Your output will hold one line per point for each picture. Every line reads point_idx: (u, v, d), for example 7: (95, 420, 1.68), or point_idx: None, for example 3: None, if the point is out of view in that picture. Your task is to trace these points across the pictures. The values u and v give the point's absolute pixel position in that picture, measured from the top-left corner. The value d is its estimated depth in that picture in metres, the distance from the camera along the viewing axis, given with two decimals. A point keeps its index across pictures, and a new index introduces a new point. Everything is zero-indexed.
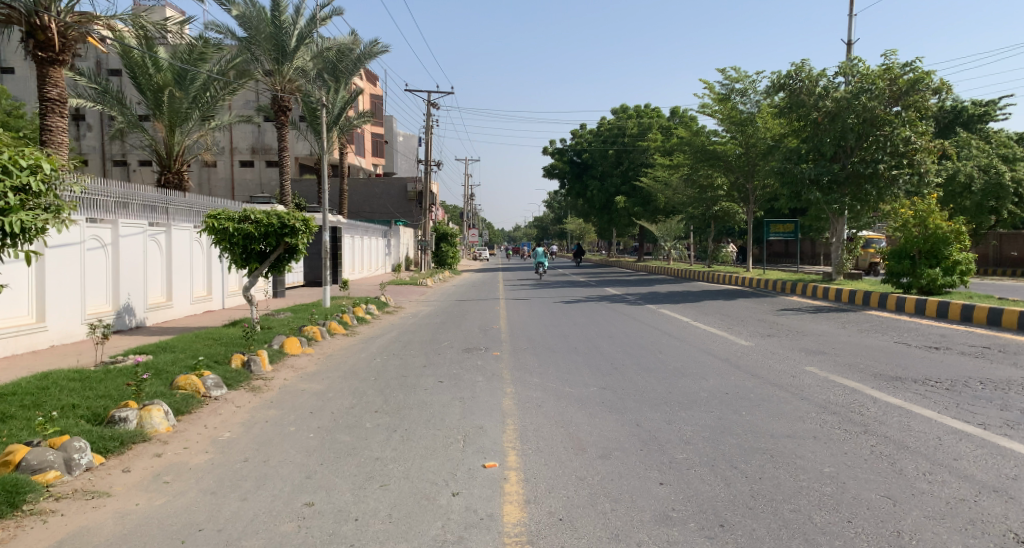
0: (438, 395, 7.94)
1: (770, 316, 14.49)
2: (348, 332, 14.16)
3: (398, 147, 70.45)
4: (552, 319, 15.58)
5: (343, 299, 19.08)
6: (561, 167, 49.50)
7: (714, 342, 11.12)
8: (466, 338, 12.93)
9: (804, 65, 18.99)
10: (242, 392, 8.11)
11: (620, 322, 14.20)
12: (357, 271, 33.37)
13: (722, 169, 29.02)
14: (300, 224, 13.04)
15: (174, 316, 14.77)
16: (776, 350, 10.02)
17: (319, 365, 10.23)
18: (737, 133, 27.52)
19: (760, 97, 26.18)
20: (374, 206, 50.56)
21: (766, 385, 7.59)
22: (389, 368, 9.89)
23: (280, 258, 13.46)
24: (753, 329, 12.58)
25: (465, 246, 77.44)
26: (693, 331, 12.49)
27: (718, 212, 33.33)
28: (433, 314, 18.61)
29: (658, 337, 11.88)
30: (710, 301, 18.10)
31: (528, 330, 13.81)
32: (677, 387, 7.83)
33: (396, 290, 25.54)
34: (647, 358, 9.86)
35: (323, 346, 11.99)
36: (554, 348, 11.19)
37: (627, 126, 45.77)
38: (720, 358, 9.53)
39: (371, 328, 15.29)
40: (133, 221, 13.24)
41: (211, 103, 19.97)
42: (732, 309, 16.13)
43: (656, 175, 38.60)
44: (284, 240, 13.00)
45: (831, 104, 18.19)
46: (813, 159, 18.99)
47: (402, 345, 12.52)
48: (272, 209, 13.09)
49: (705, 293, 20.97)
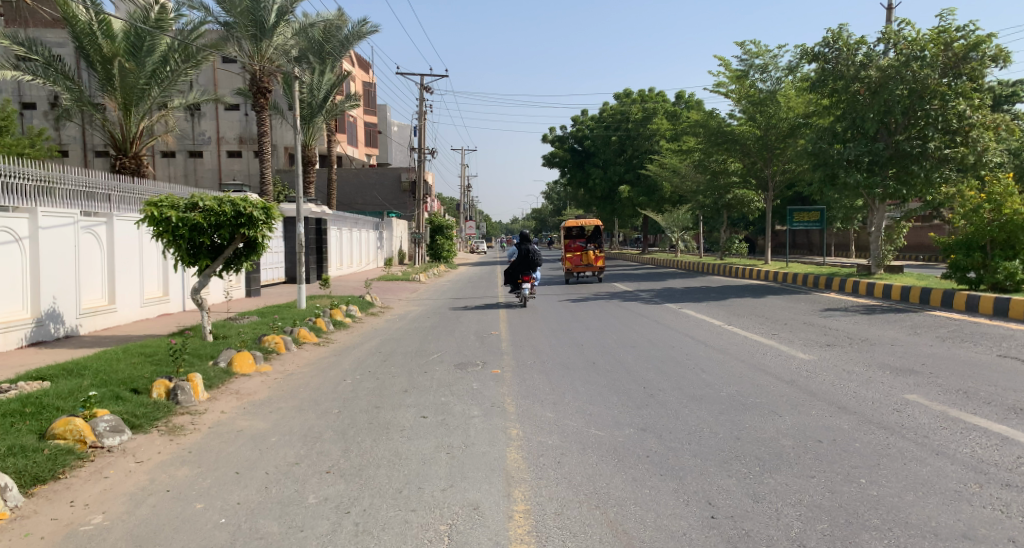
0: (418, 442, 5.85)
1: (816, 318, 12.45)
2: (321, 341, 12.01)
3: (392, 137, 68.14)
4: (558, 323, 13.47)
5: (322, 299, 16.98)
6: (562, 154, 47.23)
7: (765, 355, 9.03)
8: (461, 349, 10.80)
9: (842, 30, 17.69)
10: (153, 437, 6.00)
11: (640, 328, 12.09)
12: (345, 265, 31.26)
13: (737, 153, 26.87)
14: (258, 213, 10.96)
15: (119, 321, 12.63)
16: (851, 367, 7.97)
17: (272, 391, 8.12)
18: (755, 115, 25.49)
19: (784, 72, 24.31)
20: (366, 198, 48.38)
21: (871, 427, 5.54)
22: (361, 395, 7.75)
23: (238, 253, 11.44)
24: (802, 336, 10.49)
25: (462, 240, 75.37)
26: (732, 340, 10.39)
27: (732, 200, 31.27)
28: (425, 315, 16.53)
29: (693, 349, 9.78)
30: (737, 300, 16.09)
31: (533, 337, 11.72)
32: (745, 429, 5.76)
33: (384, 286, 23.45)
34: (689, 379, 7.80)
35: (285, 361, 9.87)
36: (568, 365, 9.09)
37: (630, 111, 43.63)
38: (783, 381, 7.44)
39: (349, 334, 13.18)
40: (62, 209, 11.10)
41: (170, 78, 18.03)
42: (767, 309, 14.10)
43: (663, 162, 36.62)
44: (240, 233, 10.94)
45: (877, 73, 16.87)
46: (853, 138, 17.67)
47: (382, 358, 10.39)
48: (226, 195, 10.99)
49: (728, 289, 18.88)
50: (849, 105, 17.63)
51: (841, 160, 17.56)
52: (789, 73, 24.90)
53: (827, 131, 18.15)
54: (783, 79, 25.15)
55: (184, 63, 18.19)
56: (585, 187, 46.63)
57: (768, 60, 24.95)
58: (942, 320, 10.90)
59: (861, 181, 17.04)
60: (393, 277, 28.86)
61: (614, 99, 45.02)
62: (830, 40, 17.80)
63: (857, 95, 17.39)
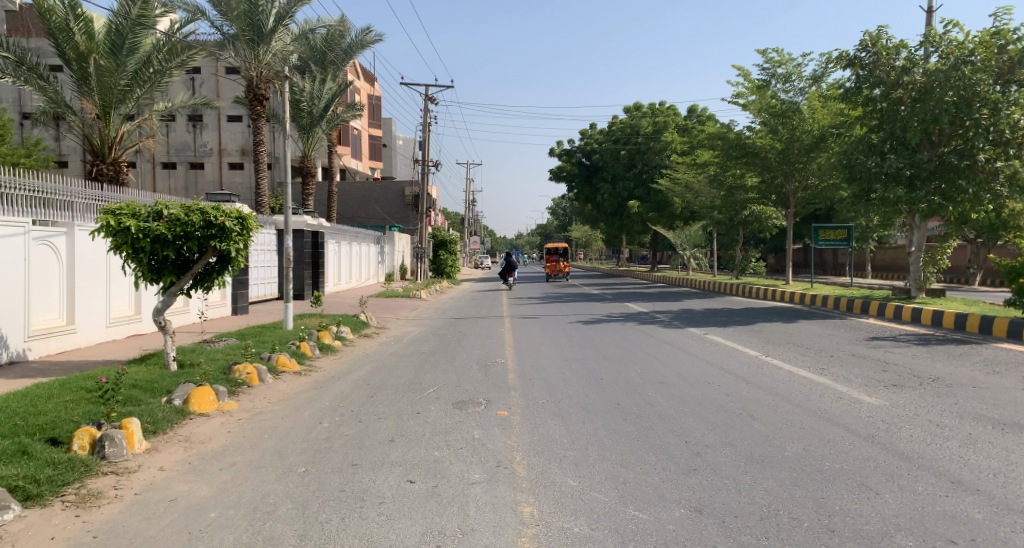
0: (404, 526, 4.43)
1: (863, 349, 11.02)
2: (304, 370, 10.59)
3: (396, 150, 66.86)
4: (571, 350, 12.06)
5: (312, 318, 15.57)
6: (570, 169, 45.93)
7: (821, 398, 7.62)
8: (461, 383, 9.36)
9: (878, 34, 16.40)
10: (52, 513, 4.60)
11: (667, 358, 10.64)
12: (343, 281, 29.90)
13: (756, 167, 25.45)
14: (232, 223, 9.63)
15: (79, 344, 11.22)
16: (936, 418, 6.56)
17: (231, 438, 6.69)
18: (777, 127, 24.11)
19: (810, 82, 22.93)
20: (369, 211, 47.09)
21: (1012, 518, 4.17)
22: (338, 447, 6.34)
23: (208, 269, 10.06)
24: (858, 371, 9.08)
25: (466, 255, 74.02)
26: (777, 376, 8.97)
27: (748, 217, 29.82)
28: (424, 338, 15.11)
29: (733, 387, 8.35)
30: (767, 325, 14.66)
31: (544, 368, 10.26)
32: (838, 515, 4.36)
33: (382, 304, 22.02)
34: (740, 430, 6.39)
35: (256, 397, 8.44)
36: (589, 407, 7.66)
37: (641, 125, 42.34)
38: (860, 436, 6.04)
39: (338, 360, 11.76)
40: (10, 217, 9.72)
41: (154, 79, 16.78)
42: (804, 337, 12.67)
43: (675, 176, 35.19)
44: (209, 246, 9.57)
45: (921, 77, 15.58)
46: (893, 150, 16.29)
47: (370, 392, 8.98)
48: (195, 202, 9.65)
49: (752, 312, 17.44)
50: (887, 114, 16.25)
51: (879, 173, 16.14)
52: (813, 83, 23.58)
53: (860, 143, 16.76)
54: (806, 89, 23.81)
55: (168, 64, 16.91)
56: (593, 202, 45.28)
57: (792, 70, 23.59)
58: (1018, 356, 9.48)
59: (903, 196, 15.62)
60: (394, 294, 27.48)
61: (624, 113, 43.84)
62: (865, 44, 16.46)
63: (896, 103, 16.04)
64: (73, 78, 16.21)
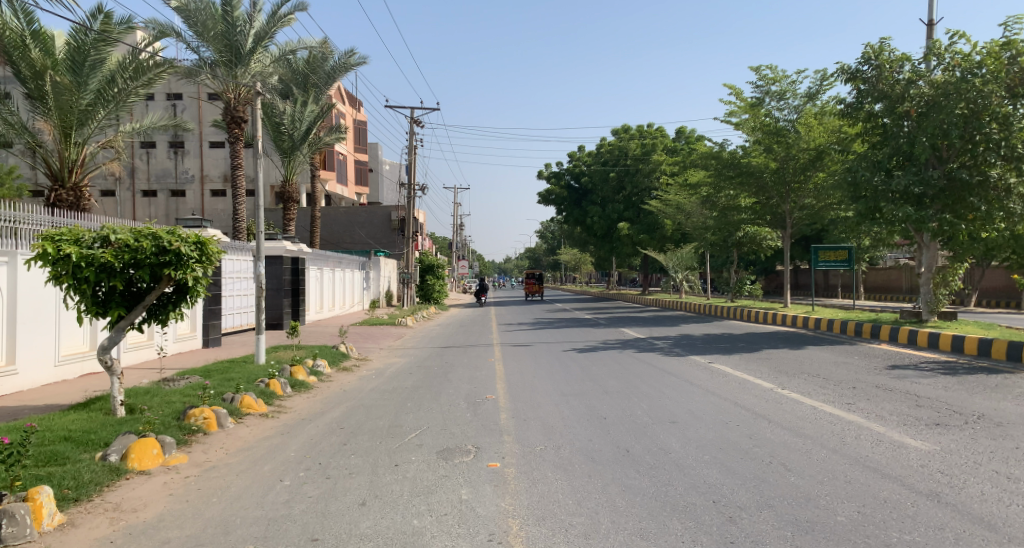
0: None
1: (885, 379, 10.07)
2: (272, 412, 9.54)
3: (383, 175, 66.02)
4: (567, 384, 11.03)
5: (288, 351, 14.54)
6: (558, 192, 45.06)
7: (858, 440, 6.68)
8: (446, 426, 8.32)
9: (881, 47, 15.65)
10: None
11: (675, 393, 9.64)
12: (326, 308, 28.85)
13: (751, 188, 24.61)
14: (188, 249, 8.63)
15: (22, 386, 10.15)
16: (1000, 468, 5.62)
17: (171, 503, 5.68)
18: (772, 146, 23.34)
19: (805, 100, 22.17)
20: (354, 236, 46.09)
21: None
22: (297, 514, 5.35)
23: (164, 300, 9.04)
24: (888, 406, 8.14)
25: (454, 279, 73.07)
26: (799, 412, 8.02)
27: (743, 239, 29.01)
28: (408, 370, 14.08)
29: (754, 428, 7.38)
30: (774, 352, 13.72)
31: (540, 405, 9.24)
32: None
33: (365, 334, 20.97)
34: (773, 486, 5.43)
35: (211, 447, 7.39)
36: (593, 455, 6.65)
37: (629, 147, 41.65)
38: (919, 494, 5.08)
39: (311, 399, 10.72)
40: None
41: (117, 98, 15.89)
42: (817, 366, 11.72)
43: (666, 198, 34.44)
44: (163, 274, 8.56)
45: (928, 90, 14.76)
46: (900, 166, 15.43)
47: (343, 438, 7.96)
48: (147, 226, 8.66)
49: (756, 338, 16.50)
50: (891, 129, 15.42)
51: (886, 191, 15.25)
52: (809, 100, 22.87)
53: (861, 158, 15.91)
54: (801, 107, 23.10)
55: (133, 83, 16.04)
56: (582, 225, 44.41)
57: (786, 87, 22.86)
58: None
59: (912, 214, 14.77)
60: (378, 321, 26.45)
61: (611, 135, 43.14)
62: (867, 57, 15.66)
63: (901, 117, 15.19)
64: (29, 98, 15.21)
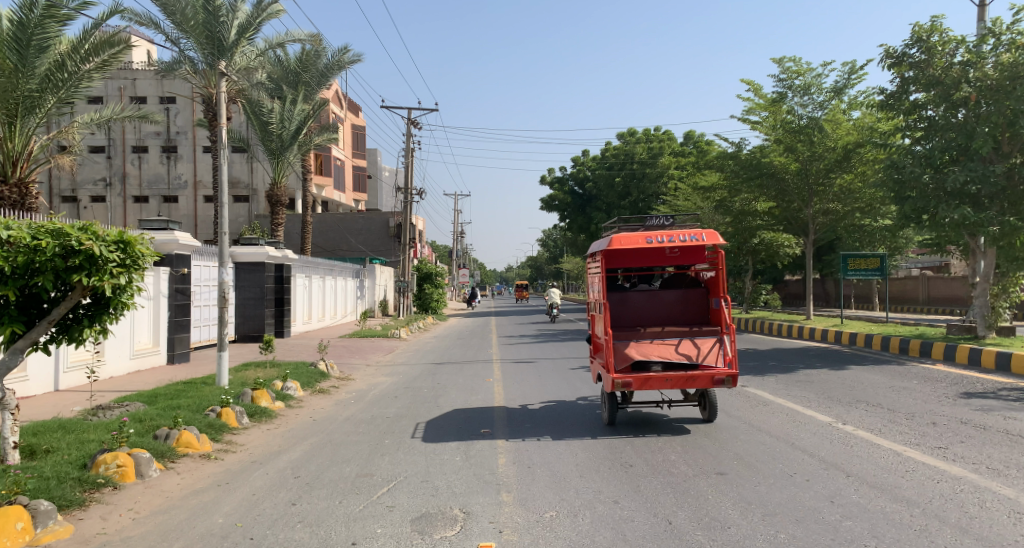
0: None
1: (966, 409, 8.29)
2: (218, 451, 7.76)
3: (381, 181, 64.28)
4: (576, 415, 9.21)
5: (259, 370, 12.81)
6: (561, 197, 43.32)
7: (985, 511, 4.90)
8: (429, 476, 6.54)
9: (931, 29, 13.93)
10: None
11: (712, 431, 7.83)
12: (313, 318, 27.10)
13: (769, 192, 22.76)
14: (104, 249, 6.87)
15: None
16: None
17: None
18: (794, 145, 21.53)
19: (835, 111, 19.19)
20: (348, 243, 44.39)
21: None
22: None
23: (77, 314, 7.29)
24: (993, 452, 6.34)
25: (454, 288, 71.18)
26: (880, 460, 6.26)
27: (759, 247, 27.17)
28: (394, 392, 12.30)
29: (832, 487, 5.60)
30: (814, 374, 11.94)
31: (548, 446, 7.47)
32: None
33: (354, 348, 19.19)
34: None
35: (114, 510, 5.62)
36: (624, 531, 4.88)
37: (635, 151, 39.87)
38: None
39: (272, 432, 8.92)
40: None
41: (69, 83, 14.14)
42: (874, 391, 9.94)
43: (675, 202, 32.63)
44: (71, 280, 6.81)
45: (993, 73, 13.10)
46: (954, 162, 13.65)
47: (296, 494, 6.17)
48: (56, 221, 6.92)
49: (786, 356, 14.68)
50: (942, 121, 13.72)
51: None
52: (834, 95, 21.08)
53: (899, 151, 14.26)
54: (826, 103, 21.29)
55: (81, 64, 14.27)
56: (585, 232, 42.66)
57: (811, 81, 20.92)
58: None
59: (971, 216, 13.01)
60: (368, 332, 24.68)
61: (617, 139, 41.35)
62: (915, 40, 13.95)
63: (958, 107, 13.53)
64: None
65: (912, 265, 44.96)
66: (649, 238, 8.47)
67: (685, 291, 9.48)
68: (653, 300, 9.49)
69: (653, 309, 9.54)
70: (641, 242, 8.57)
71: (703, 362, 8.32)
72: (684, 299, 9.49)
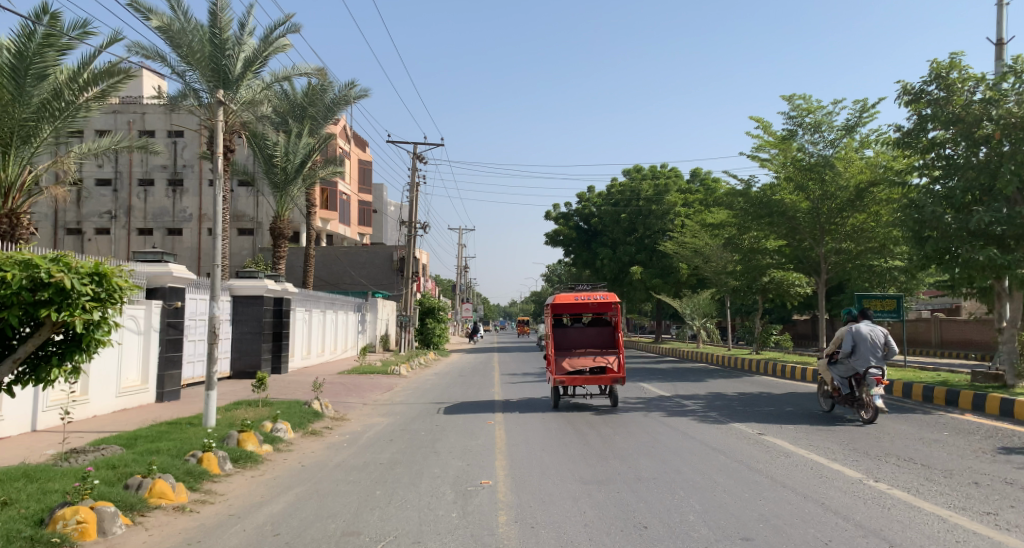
0: None
1: (1006, 466, 7.67)
2: (196, 503, 7.15)
3: (386, 216, 64.07)
4: (583, 464, 8.60)
5: (249, 411, 12.22)
6: (567, 233, 42.87)
7: None
8: (422, 537, 5.94)
9: (949, 66, 13.50)
10: None
11: (732, 487, 7.20)
12: (312, 353, 26.50)
13: (780, 231, 22.23)
14: (75, 282, 6.31)
15: None
16: None
17: None
18: (805, 183, 21.10)
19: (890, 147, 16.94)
20: (351, 277, 43.92)
21: None
22: None
23: (49, 352, 6.72)
24: None
25: (458, 323, 70.37)
26: (923, 527, 5.63)
27: (770, 286, 26.57)
28: (390, 435, 11.70)
29: None
30: (833, 423, 11.32)
31: (553, 505, 6.86)
32: None
33: (352, 386, 18.57)
34: None
35: None
36: None
37: (641, 188, 39.42)
38: None
39: (256, 480, 8.32)
40: None
41: (64, 112, 13.73)
42: (902, 442, 9.32)
43: (682, 240, 32.12)
44: (39, 315, 6.26)
45: (1017, 111, 12.60)
46: (976, 202, 13.12)
47: None
48: (26, 253, 6.38)
49: (802, 401, 14.04)
50: (962, 160, 13.18)
51: (960, 231, 12.95)
52: (847, 133, 20.63)
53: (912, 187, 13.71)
54: (838, 141, 20.85)
55: (78, 93, 13.86)
56: (591, 268, 42.14)
57: (822, 118, 20.45)
58: None
59: (996, 258, 12.45)
60: (368, 368, 24.05)
61: (623, 175, 40.95)
62: (933, 76, 13.52)
63: (979, 145, 13.00)
64: None
65: (923, 307, 44.32)
66: (579, 297, 14.37)
67: (600, 329, 15.96)
68: (582, 333, 15.93)
69: (581, 339, 15.96)
70: (573, 300, 14.27)
71: (611, 368, 13.94)
72: (599, 332, 16.05)
